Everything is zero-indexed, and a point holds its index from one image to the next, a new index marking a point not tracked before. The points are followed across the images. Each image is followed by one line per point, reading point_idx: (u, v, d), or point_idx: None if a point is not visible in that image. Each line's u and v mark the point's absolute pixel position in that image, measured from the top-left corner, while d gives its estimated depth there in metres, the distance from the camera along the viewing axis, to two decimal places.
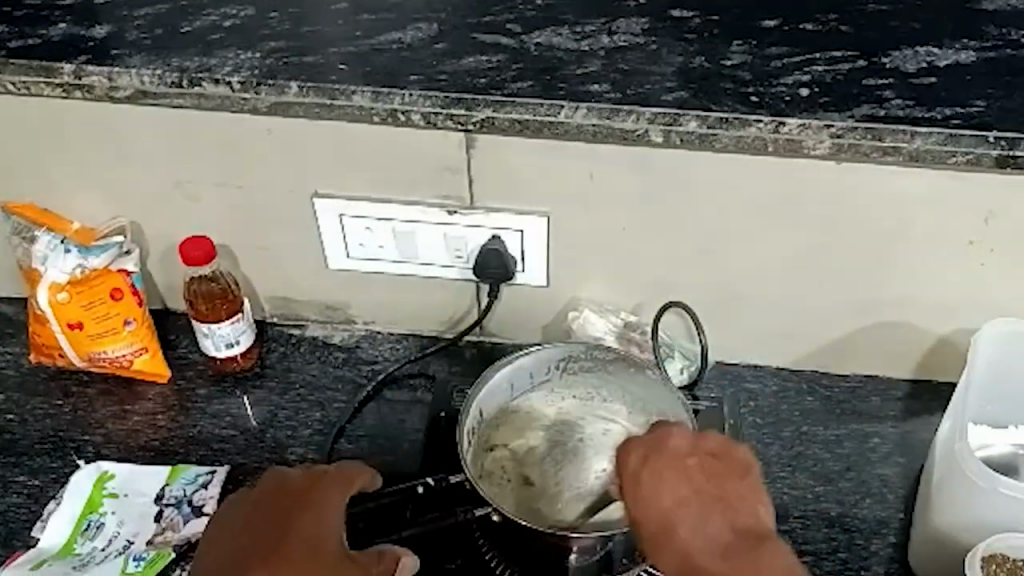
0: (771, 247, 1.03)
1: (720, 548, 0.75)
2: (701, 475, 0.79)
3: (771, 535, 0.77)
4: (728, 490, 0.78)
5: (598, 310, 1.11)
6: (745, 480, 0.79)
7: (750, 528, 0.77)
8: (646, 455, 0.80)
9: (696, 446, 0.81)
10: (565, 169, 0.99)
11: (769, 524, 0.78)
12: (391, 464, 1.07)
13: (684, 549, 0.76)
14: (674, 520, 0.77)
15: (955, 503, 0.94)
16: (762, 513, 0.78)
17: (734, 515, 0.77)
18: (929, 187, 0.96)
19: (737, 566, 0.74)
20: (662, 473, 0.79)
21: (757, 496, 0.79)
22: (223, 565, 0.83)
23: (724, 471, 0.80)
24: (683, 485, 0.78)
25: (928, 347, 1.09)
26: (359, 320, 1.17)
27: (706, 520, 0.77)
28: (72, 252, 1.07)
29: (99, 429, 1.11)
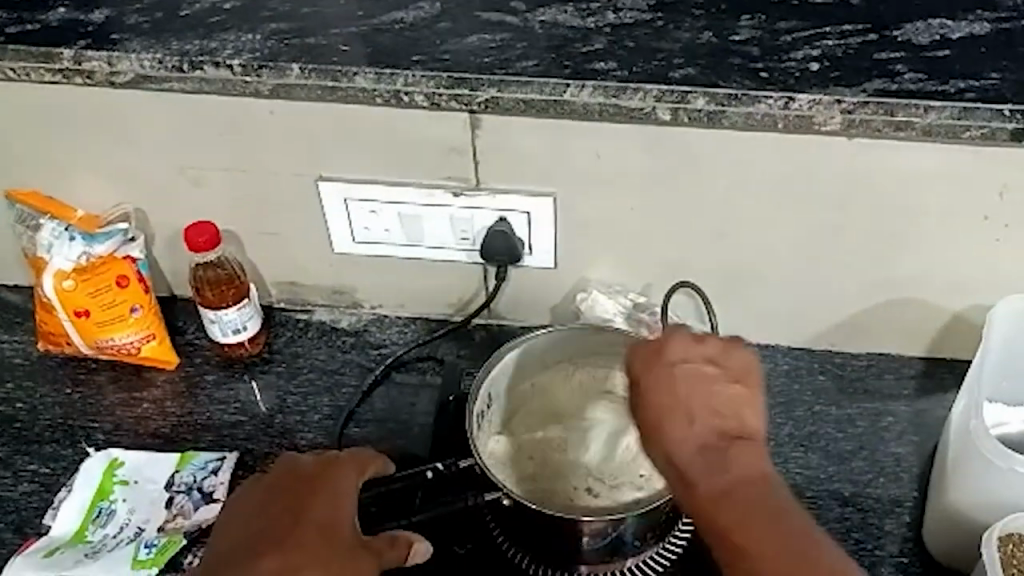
0: (781, 225, 1.01)
1: (701, 443, 0.76)
2: (698, 377, 0.79)
3: (754, 439, 0.77)
4: (719, 391, 0.79)
5: (607, 291, 1.10)
6: (739, 386, 0.79)
7: (734, 430, 0.77)
8: (650, 352, 0.82)
9: (696, 348, 0.81)
10: (571, 150, 0.98)
11: (757, 430, 0.78)
12: (401, 447, 1.07)
13: (667, 439, 0.77)
14: (659, 411, 0.78)
15: (971, 482, 0.93)
16: (751, 418, 0.78)
17: (720, 413, 0.78)
18: (943, 161, 0.94)
19: (717, 461, 0.75)
20: (658, 372, 0.80)
21: (750, 399, 0.79)
22: (237, 547, 0.82)
23: (720, 375, 0.80)
24: (674, 381, 0.79)
25: (942, 324, 1.08)
26: (367, 304, 1.17)
27: (691, 414, 0.77)
28: (77, 239, 1.06)
29: (109, 416, 1.11)
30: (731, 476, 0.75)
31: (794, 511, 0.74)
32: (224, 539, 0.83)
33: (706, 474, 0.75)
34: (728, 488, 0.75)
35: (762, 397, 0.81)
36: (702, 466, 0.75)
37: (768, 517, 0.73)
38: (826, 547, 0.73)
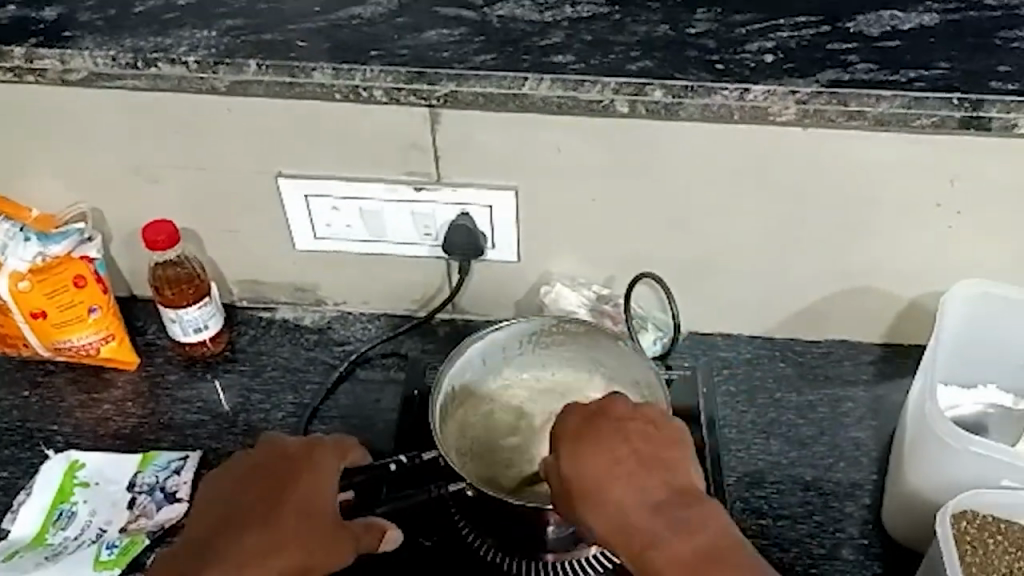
0: (740, 215, 1.03)
1: (656, 507, 0.78)
2: (641, 439, 0.81)
3: (704, 496, 0.80)
4: (663, 452, 0.81)
5: (570, 284, 1.10)
6: (678, 445, 0.82)
7: (683, 489, 0.79)
8: (588, 417, 0.83)
9: (631, 412, 0.83)
10: (532, 143, 0.99)
11: (701, 487, 0.81)
12: (367, 443, 1.07)
13: (622, 506, 0.78)
14: (609, 481, 0.79)
15: (927, 462, 0.95)
16: (693, 477, 0.81)
17: (666, 474, 0.80)
18: (895, 150, 0.96)
19: (675, 523, 0.77)
20: (602, 436, 0.81)
21: (688, 459, 0.82)
22: (218, 527, 0.83)
23: (659, 437, 0.82)
24: (618, 448, 0.80)
25: (898, 310, 1.10)
26: (330, 301, 1.16)
27: (642, 480, 0.79)
28: (32, 240, 1.03)
29: (68, 418, 1.10)
30: (694, 535, 0.76)
31: (756, 560, 0.76)
32: (196, 533, 0.83)
33: (666, 536, 0.76)
34: (693, 548, 0.75)
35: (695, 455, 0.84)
36: (662, 531, 0.76)
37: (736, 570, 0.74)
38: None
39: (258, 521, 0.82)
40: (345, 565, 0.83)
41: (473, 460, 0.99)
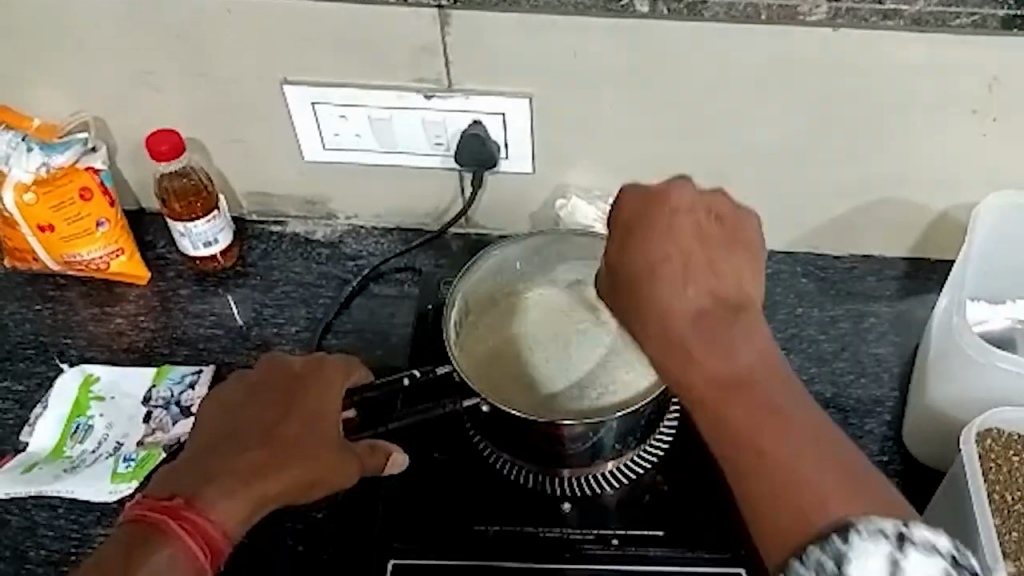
0: (764, 122, 0.98)
1: (699, 318, 0.66)
2: (696, 240, 0.69)
3: (757, 315, 0.67)
4: (719, 255, 0.69)
5: (586, 196, 1.07)
6: (742, 253, 0.69)
7: (735, 304, 0.67)
8: (645, 206, 0.71)
9: (694, 202, 0.71)
10: (546, 46, 0.94)
11: (759, 304, 0.69)
12: (379, 357, 1.06)
13: (667, 311, 0.67)
14: (656, 281, 0.68)
15: (949, 379, 0.93)
16: (751, 290, 0.68)
17: (719, 280, 0.68)
18: (930, 53, 0.91)
19: (718, 339, 0.65)
20: (652, 229, 0.70)
21: (749, 265, 0.69)
22: (219, 444, 0.77)
23: (721, 241, 0.70)
24: (668, 248, 0.69)
25: (927, 223, 1.06)
26: (342, 215, 1.14)
27: (688, 283, 0.67)
28: (35, 150, 1.02)
29: (81, 331, 1.09)
30: (736, 362, 0.64)
31: (804, 402, 0.64)
32: (190, 454, 0.77)
33: (706, 352, 0.65)
34: (733, 375, 0.64)
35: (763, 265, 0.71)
36: (704, 346, 0.65)
37: (776, 411, 0.63)
38: (843, 446, 0.63)
39: (258, 438, 0.77)
40: (353, 482, 0.80)
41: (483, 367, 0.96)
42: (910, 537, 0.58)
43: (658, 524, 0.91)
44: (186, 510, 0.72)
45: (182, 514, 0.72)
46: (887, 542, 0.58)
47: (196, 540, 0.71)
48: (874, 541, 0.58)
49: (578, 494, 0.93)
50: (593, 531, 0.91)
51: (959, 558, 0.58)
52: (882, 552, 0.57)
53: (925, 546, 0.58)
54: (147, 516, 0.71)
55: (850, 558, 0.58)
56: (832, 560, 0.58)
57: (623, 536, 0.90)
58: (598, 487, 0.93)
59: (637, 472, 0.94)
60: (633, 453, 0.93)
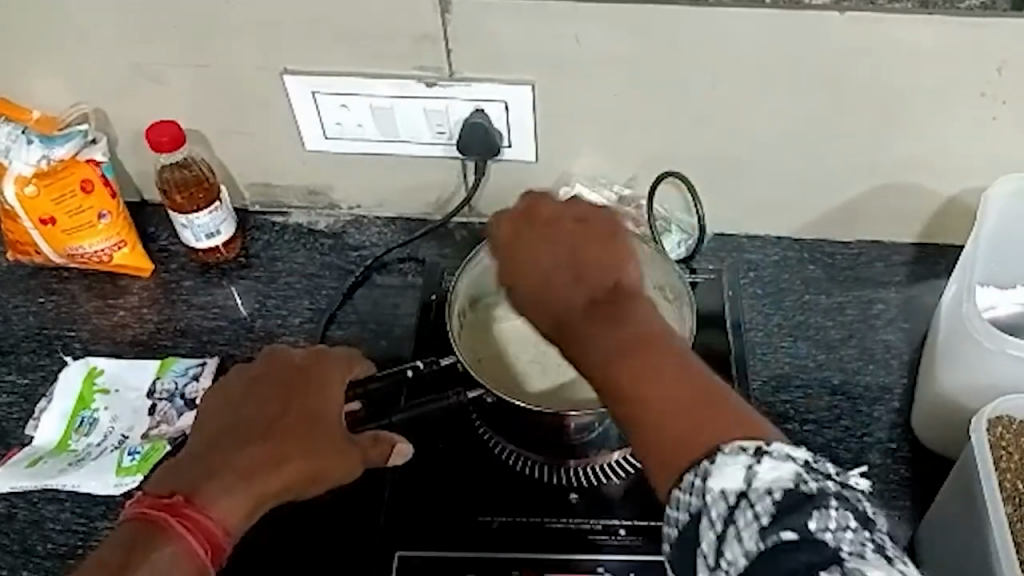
0: (770, 107, 0.97)
1: (581, 303, 0.71)
2: (571, 238, 0.75)
3: (637, 292, 0.73)
4: (591, 250, 0.74)
5: (590, 184, 1.06)
6: (615, 241, 0.75)
7: (611, 286, 0.72)
8: (517, 221, 0.78)
9: (565, 210, 0.78)
10: (548, 32, 0.93)
11: (640, 284, 0.74)
12: (383, 348, 1.05)
13: (558, 305, 0.72)
14: (541, 281, 0.74)
15: (959, 366, 0.92)
16: (626, 271, 0.74)
17: (597, 269, 0.73)
18: (939, 36, 0.89)
19: (599, 316, 0.70)
20: (534, 239, 0.76)
21: (623, 254, 0.75)
22: (219, 437, 0.77)
23: (590, 233, 0.76)
24: (547, 251, 0.75)
25: (935, 208, 1.05)
26: (344, 206, 1.13)
27: (568, 271, 0.73)
28: (35, 143, 1.01)
29: (85, 324, 1.09)
30: (615, 330, 0.69)
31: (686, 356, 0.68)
32: (189, 449, 0.77)
33: (591, 331, 0.70)
34: (614, 340, 0.69)
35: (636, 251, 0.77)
36: (586, 325, 0.70)
37: (656, 369, 0.66)
38: (716, 384, 0.66)
39: (258, 432, 0.77)
40: (353, 477, 0.80)
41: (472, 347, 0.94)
42: (767, 450, 0.60)
43: (664, 514, 0.90)
44: (187, 508, 0.72)
45: (183, 512, 0.72)
46: (745, 456, 0.60)
47: (198, 537, 0.71)
48: (734, 456, 0.60)
49: (584, 485, 0.92)
50: (599, 521, 0.90)
51: (816, 464, 0.60)
52: (738, 462, 0.60)
53: (779, 454, 0.60)
54: (148, 514, 0.71)
55: (710, 472, 0.60)
56: (699, 478, 0.61)
57: (629, 526, 0.90)
58: (604, 477, 0.92)
59: None
60: None
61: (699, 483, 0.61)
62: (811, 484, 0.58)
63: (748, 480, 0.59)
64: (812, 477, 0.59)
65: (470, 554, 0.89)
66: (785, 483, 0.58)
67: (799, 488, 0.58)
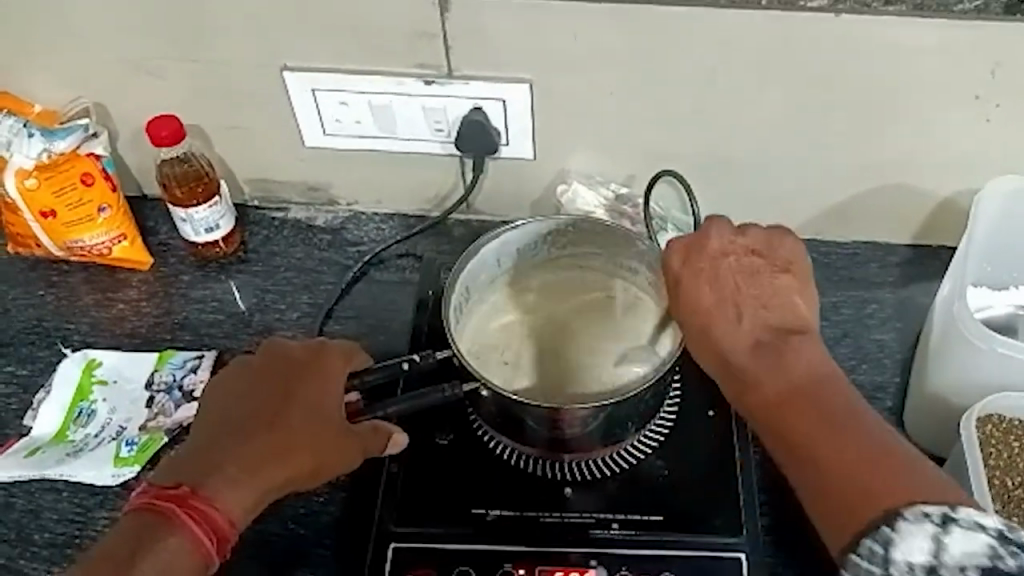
0: (766, 106, 0.97)
1: (755, 343, 0.77)
2: (742, 273, 0.80)
3: (808, 332, 0.78)
4: (764, 286, 0.79)
5: (587, 182, 1.07)
6: (786, 275, 0.80)
7: (790, 324, 0.78)
8: (687, 257, 0.82)
9: (737, 241, 0.82)
10: (545, 31, 0.94)
11: (812, 321, 0.79)
12: (382, 343, 1.06)
13: (727, 342, 0.77)
14: (716, 311, 0.79)
15: (950, 367, 0.92)
16: (803, 307, 0.79)
17: (769, 311, 0.78)
18: (932, 38, 0.90)
19: (776, 358, 0.75)
20: (707, 274, 0.80)
21: (799, 289, 0.80)
22: (226, 428, 0.78)
23: (766, 266, 0.81)
24: (723, 289, 0.79)
25: (929, 210, 1.06)
26: (343, 202, 1.14)
27: (745, 313, 0.78)
28: (36, 136, 1.02)
29: (84, 317, 1.10)
30: (793, 373, 0.74)
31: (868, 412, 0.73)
32: (194, 440, 0.77)
33: (765, 371, 0.75)
34: (792, 384, 0.74)
35: (810, 285, 0.81)
36: (764, 370, 0.75)
37: (837, 416, 0.72)
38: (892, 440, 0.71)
39: (263, 424, 0.78)
40: (353, 467, 0.81)
41: (484, 349, 0.98)
42: (954, 518, 0.64)
43: (657, 509, 0.91)
44: (193, 498, 0.73)
45: (188, 502, 0.73)
46: (931, 524, 0.64)
47: (203, 527, 0.72)
48: (919, 524, 0.64)
49: (579, 479, 0.93)
50: (594, 515, 0.91)
51: (1009, 534, 0.63)
52: (926, 534, 0.64)
53: (969, 525, 0.63)
54: (155, 505, 0.72)
55: (896, 542, 0.65)
56: (880, 545, 0.65)
57: (623, 520, 0.90)
58: (599, 472, 0.93)
59: (637, 457, 0.94)
60: (632, 439, 0.93)
61: (885, 552, 0.65)
62: (1005, 559, 0.62)
63: (937, 552, 0.63)
64: (1006, 550, 0.62)
65: (463, 546, 0.90)
66: (980, 558, 0.62)
67: (993, 563, 0.62)
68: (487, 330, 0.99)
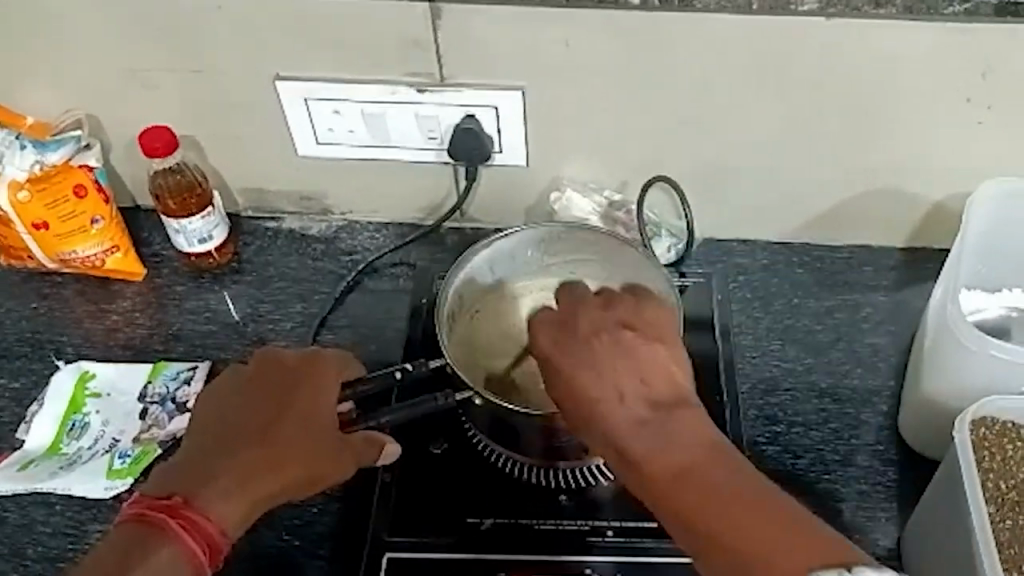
0: (757, 112, 0.98)
1: (642, 416, 0.72)
2: (618, 344, 0.76)
3: (690, 403, 0.74)
4: (641, 358, 0.75)
5: (580, 188, 1.07)
6: (658, 345, 0.77)
7: (669, 398, 0.74)
8: (560, 332, 0.78)
9: (606, 315, 0.78)
10: (537, 38, 0.94)
11: (690, 393, 0.75)
12: (376, 351, 1.06)
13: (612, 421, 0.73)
14: (595, 389, 0.74)
15: (944, 370, 0.92)
16: (679, 377, 0.76)
17: (649, 381, 0.74)
18: (922, 42, 0.90)
19: (661, 433, 0.71)
20: (579, 351, 0.76)
21: (671, 359, 0.77)
22: (217, 440, 0.77)
23: (638, 339, 0.77)
24: (598, 364, 0.75)
25: (922, 213, 1.06)
26: (336, 211, 1.14)
27: (625, 389, 0.74)
28: (29, 148, 1.02)
29: (78, 329, 1.09)
30: (679, 448, 0.71)
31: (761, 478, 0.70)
32: (187, 450, 0.77)
33: (651, 448, 0.71)
34: (682, 459, 0.70)
35: (680, 354, 0.79)
36: (651, 447, 0.71)
37: (736, 487, 0.69)
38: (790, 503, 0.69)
39: (254, 435, 0.78)
40: (345, 478, 0.81)
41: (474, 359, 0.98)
42: None
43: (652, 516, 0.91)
44: (186, 509, 0.73)
45: (181, 513, 0.72)
46: None
47: (196, 539, 0.72)
48: None
49: (573, 487, 0.93)
50: (588, 523, 0.91)
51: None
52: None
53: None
54: (147, 516, 0.72)
55: None
56: None
57: (618, 528, 0.90)
58: (593, 479, 0.93)
59: None
60: None
61: None
62: None
63: None
64: None
65: (457, 555, 0.89)
66: None
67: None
68: (478, 341, 0.99)
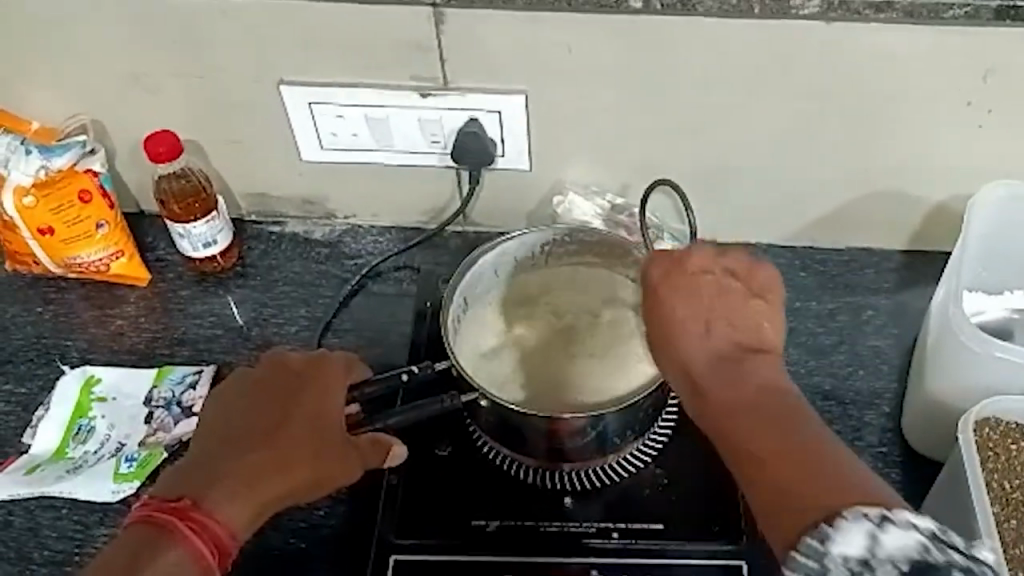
0: (759, 116, 0.98)
1: (717, 359, 0.74)
2: (714, 289, 0.76)
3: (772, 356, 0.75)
4: (733, 304, 0.76)
5: (583, 192, 1.08)
6: (758, 299, 0.76)
7: (751, 345, 0.75)
8: (667, 270, 0.77)
9: (714, 262, 0.77)
10: (540, 43, 0.94)
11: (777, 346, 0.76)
12: (380, 355, 1.06)
13: (683, 358, 0.75)
14: (678, 326, 0.76)
15: (948, 371, 0.93)
16: (769, 331, 0.76)
17: (736, 328, 0.75)
18: (923, 45, 0.91)
19: (731, 374, 0.73)
20: (677, 287, 0.76)
21: (767, 312, 0.76)
22: (225, 440, 0.78)
23: (738, 288, 0.77)
24: (689, 303, 0.76)
25: (923, 216, 1.06)
26: (340, 216, 1.15)
27: (707, 329, 0.75)
28: (34, 153, 1.02)
29: (83, 333, 1.10)
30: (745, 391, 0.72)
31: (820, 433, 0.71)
32: (195, 451, 0.77)
33: (717, 386, 0.73)
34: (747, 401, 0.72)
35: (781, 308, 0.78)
36: (716, 385, 0.73)
37: (789, 433, 0.70)
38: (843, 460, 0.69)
39: (262, 437, 0.78)
40: (350, 481, 0.81)
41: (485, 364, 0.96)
42: (891, 518, 0.63)
43: (658, 518, 0.91)
44: (194, 511, 0.73)
45: (190, 515, 0.73)
46: (868, 522, 0.63)
47: (204, 541, 0.72)
48: (856, 522, 0.63)
49: (578, 488, 0.93)
50: (594, 525, 0.91)
51: (941, 535, 0.63)
52: (864, 531, 0.63)
53: (904, 524, 0.63)
54: (156, 518, 0.72)
55: (833, 538, 0.63)
56: (818, 541, 0.64)
57: (623, 529, 0.90)
58: (599, 481, 0.93)
59: (637, 466, 0.94)
60: (632, 447, 0.93)
61: (822, 548, 0.63)
62: (935, 554, 0.62)
63: (872, 548, 0.62)
64: (937, 547, 0.62)
65: (464, 557, 0.90)
66: (910, 552, 0.62)
67: (924, 559, 0.61)
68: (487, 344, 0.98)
